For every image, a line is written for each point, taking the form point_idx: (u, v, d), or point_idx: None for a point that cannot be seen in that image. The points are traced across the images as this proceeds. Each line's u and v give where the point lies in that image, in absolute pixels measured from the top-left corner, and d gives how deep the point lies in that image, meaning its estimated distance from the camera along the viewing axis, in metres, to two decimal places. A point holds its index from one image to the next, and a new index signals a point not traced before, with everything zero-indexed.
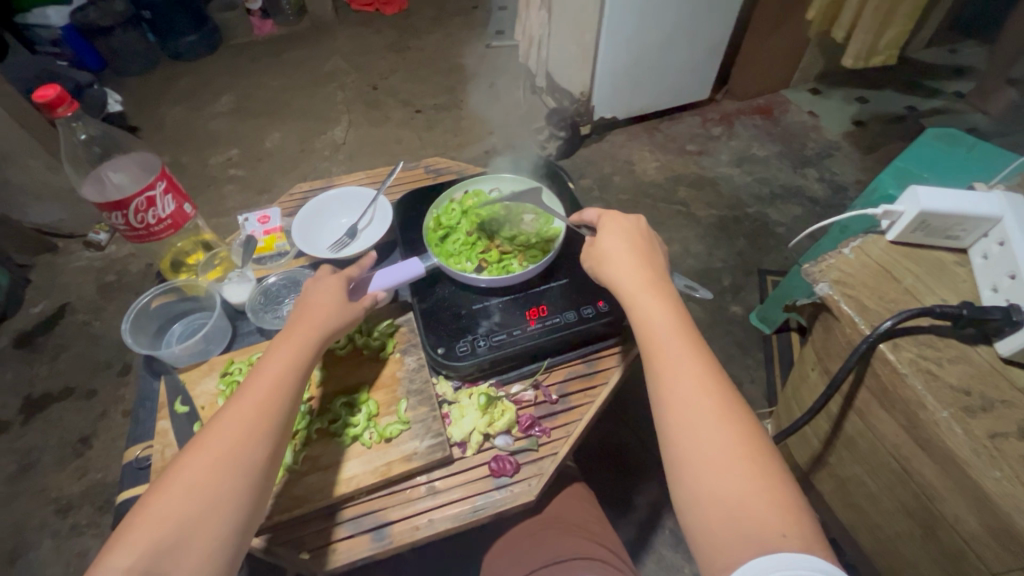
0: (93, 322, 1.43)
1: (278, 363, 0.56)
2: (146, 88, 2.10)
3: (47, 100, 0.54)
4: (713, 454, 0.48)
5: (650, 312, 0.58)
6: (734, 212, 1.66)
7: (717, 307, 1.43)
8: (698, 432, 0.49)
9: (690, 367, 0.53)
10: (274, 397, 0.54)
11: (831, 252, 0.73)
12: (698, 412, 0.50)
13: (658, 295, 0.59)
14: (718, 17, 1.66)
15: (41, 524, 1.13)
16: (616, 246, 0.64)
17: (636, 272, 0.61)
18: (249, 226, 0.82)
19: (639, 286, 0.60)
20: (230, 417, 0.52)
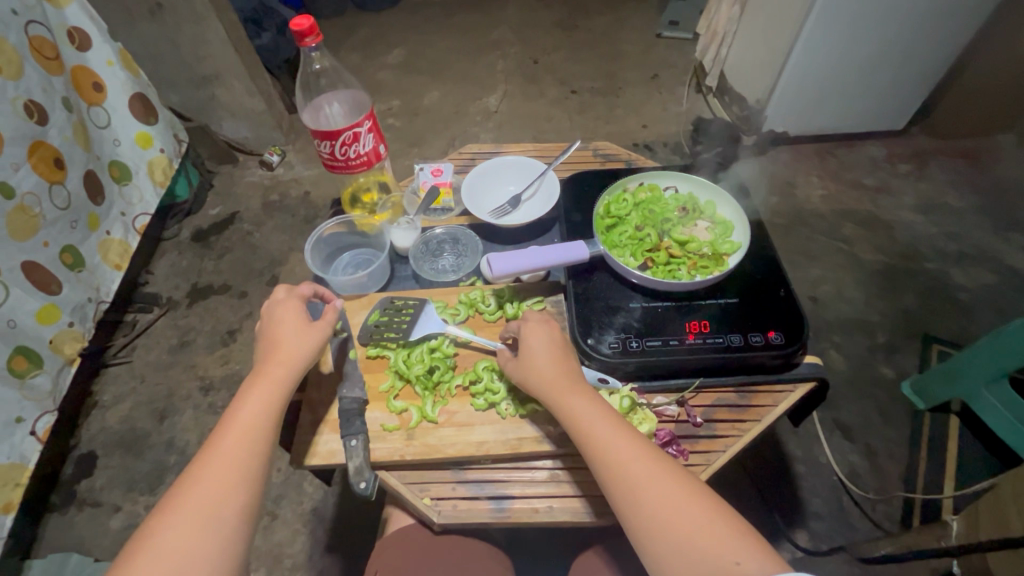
0: (254, 233, 1.61)
1: (257, 402, 0.56)
2: (332, 32, 2.27)
3: (301, 30, 0.58)
4: (672, 515, 0.48)
5: (571, 401, 0.55)
6: (906, 264, 1.45)
7: (863, 364, 1.27)
8: (650, 498, 0.49)
9: (618, 441, 0.53)
10: (264, 417, 0.56)
11: None
12: (647, 481, 0.50)
13: (573, 374, 0.57)
14: (944, 37, 1.44)
15: (187, 395, 1.30)
16: (535, 332, 0.60)
17: (552, 365, 0.57)
18: (421, 176, 0.85)
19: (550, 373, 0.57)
20: (220, 449, 0.54)
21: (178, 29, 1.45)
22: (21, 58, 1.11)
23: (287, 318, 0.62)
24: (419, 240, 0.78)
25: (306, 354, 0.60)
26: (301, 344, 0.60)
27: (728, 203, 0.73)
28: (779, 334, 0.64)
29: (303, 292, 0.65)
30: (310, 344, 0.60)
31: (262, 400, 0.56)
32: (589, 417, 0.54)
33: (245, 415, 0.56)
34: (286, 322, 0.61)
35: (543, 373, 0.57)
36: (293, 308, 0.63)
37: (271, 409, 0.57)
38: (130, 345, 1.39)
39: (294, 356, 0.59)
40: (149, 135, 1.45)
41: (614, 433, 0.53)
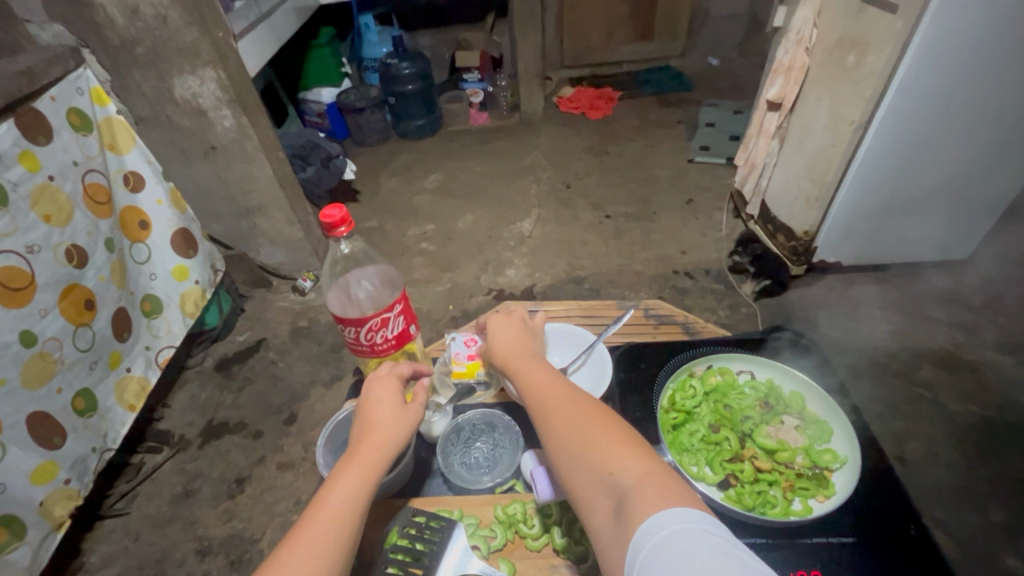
0: (278, 363, 1.55)
1: (344, 489, 0.49)
2: (374, 159, 2.40)
3: (332, 221, 0.53)
4: (573, 433, 0.50)
5: (514, 357, 0.61)
6: (1005, 417, 1.25)
7: (981, 552, 1.03)
8: (555, 419, 0.52)
9: (537, 378, 0.58)
10: (353, 511, 0.49)
11: None
12: (553, 408, 0.53)
13: (515, 338, 0.64)
14: (1003, 168, 1.37)
15: (181, 560, 1.15)
16: (498, 321, 0.67)
17: (506, 334, 0.65)
18: (454, 345, 0.73)
19: (496, 337, 0.65)
20: (299, 551, 0.46)
21: (228, 168, 1.51)
22: (72, 205, 1.13)
23: (383, 399, 0.56)
24: (449, 427, 0.67)
25: (399, 436, 0.54)
26: (397, 424, 0.55)
27: (820, 397, 0.61)
28: None
29: (404, 371, 0.60)
30: (407, 430, 0.55)
31: (351, 487, 0.50)
32: (515, 359, 0.61)
33: (330, 504, 0.49)
34: (381, 401, 0.56)
35: (500, 344, 0.64)
36: (394, 380, 0.58)
37: (361, 505, 0.49)
38: (130, 494, 1.28)
39: (390, 439, 0.54)
40: (185, 268, 1.45)
41: (535, 372, 0.59)
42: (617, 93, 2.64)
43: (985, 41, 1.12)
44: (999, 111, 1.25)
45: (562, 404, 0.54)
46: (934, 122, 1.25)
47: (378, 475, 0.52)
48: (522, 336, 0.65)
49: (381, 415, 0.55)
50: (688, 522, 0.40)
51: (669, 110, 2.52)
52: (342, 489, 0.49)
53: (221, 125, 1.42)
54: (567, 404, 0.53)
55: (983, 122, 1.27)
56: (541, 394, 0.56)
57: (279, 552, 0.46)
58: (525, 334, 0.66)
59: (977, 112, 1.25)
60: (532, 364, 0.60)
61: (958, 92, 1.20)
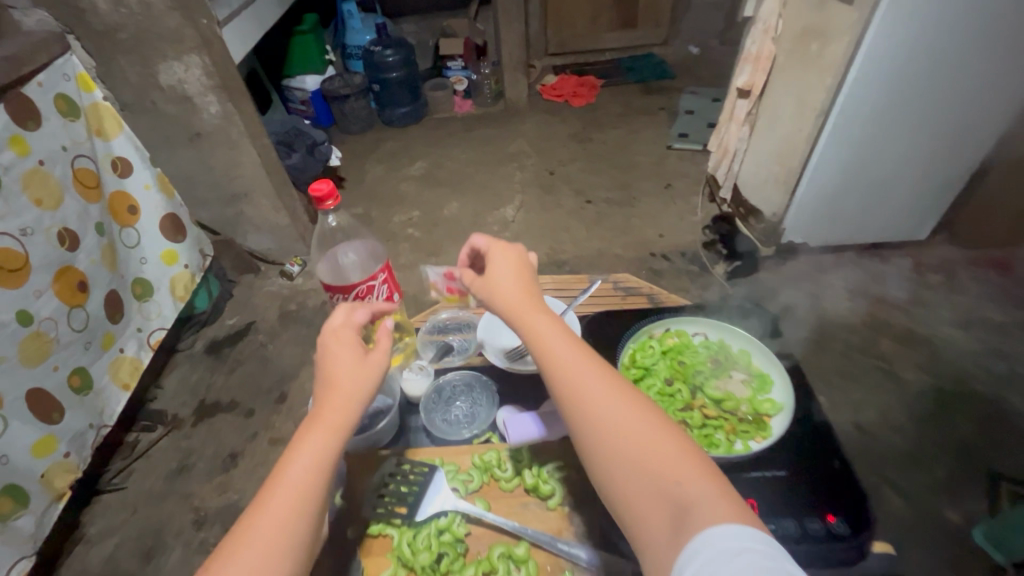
0: (268, 345, 1.59)
1: (311, 451, 0.51)
2: (360, 147, 2.42)
3: (320, 195, 0.58)
4: (609, 419, 0.49)
5: (539, 331, 0.55)
6: (954, 385, 1.34)
7: (926, 506, 1.12)
8: (591, 402, 0.50)
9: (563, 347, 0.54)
10: (320, 464, 0.50)
11: None
12: (586, 390, 0.51)
13: (526, 290, 0.58)
14: (957, 153, 1.46)
15: (179, 531, 1.21)
16: (498, 265, 0.60)
17: (519, 293, 0.58)
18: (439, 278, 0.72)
19: (499, 283, 0.59)
20: (274, 503, 0.48)
21: (214, 155, 1.54)
22: (62, 190, 1.16)
23: (343, 356, 0.55)
24: (430, 388, 0.73)
25: (360, 388, 0.54)
26: (358, 377, 0.54)
27: (764, 354, 0.68)
28: (841, 519, 0.55)
29: (359, 320, 0.59)
30: (368, 380, 0.55)
31: (315, 442, 0.51)
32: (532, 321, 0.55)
33: (298, 463, 0.50)
34: (340, 357, 0.55)
35: (511, 301, 0.57)
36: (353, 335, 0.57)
37: (329, 457, 0.51)
38: (126, 470, 1.33)
39: (351, 394, 0.54)
40: (174, 252, 1.49)
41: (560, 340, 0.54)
42: (600, 81, 2.69)
43: (937, 31, 1.19)
44: (951, 97, 1.33)
45: (594, 385, 0.51)
46: (891, 108, 1.32)
47: (342, 429, 0.53)
48: (526, 284, 0.59)
49: (341, 367, 0.55)
50: (754, 542, 0.40)
51: (650, 98, 2.57)
52: (308, 452, 0.51)
53: (206, 112, 1.45)
54: (600, 384, 0.51)
55: (937, 108, 1.35)
56: (570, 368, 0.52)
57: (257, 503, 0.49)
58: (530, 283, 0.59)
59: (931, 98, 1.32)
60: (553, 330, 0.55)
61: (914, 80, 1.28)
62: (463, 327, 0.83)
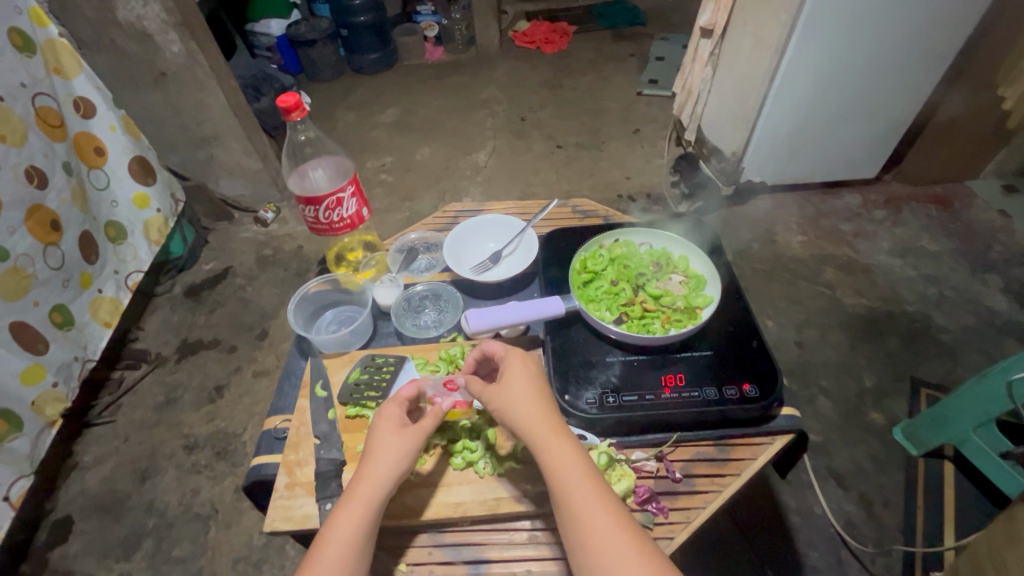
0: (246, 288, 1.62)
1: (341, 533, 0.52)
2: (329, 94, 2.39)
3: (287, 106, 0.62)
4: (605, 551, 0.49)
5: (563, 463, 0.53)
6: (888, 307, 1.47)
7: (853, 409, 1.26)
8: (590, 532, 0.50)
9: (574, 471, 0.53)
10: (358, 542, 0.51)
11: None
12: (588, 516, 0.50)
13: (546, 408, 0.57)
14: (906, 92, 1.52)
15: (171, 455, 1.28)
16: (517, 376, 0.58)
17: (542, 419, 0.56)
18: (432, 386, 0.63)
19: (518, 395, 0.57)
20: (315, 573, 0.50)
21: (180, 97, 1.52)
22: (26, 126, 1.15)
23: (382, 441, 0.56)
24: (401, 297, 0.80)
25: (400, 468, 0.55)
26: (398, 457, 0.55)
27: (700, 258, 0.76)
28: (753, 386, 0.65)
29: (404, 396, 0.60)
30: (401, 466, 0.55)
31: (356, 510, 0.53)
32: (544, 439, 0.55)
33: (329, 546, 0.51)
34: (381, 441, 0.56)
35: (533, 424, 0.56)
36: (395, 420, 0.57)
37: (370, 532, 0.53)
38: (115, 404, 1.38)
39: (380, 482, 0.54)
40: (146, 196, 1.48)
41: (573, 462, 0.54)
42: (573, 27, 2.67)
43: None
44: (901, 36, 1.38)
45: (597, 512, 0.51)
46: (844, 46, 1.37)
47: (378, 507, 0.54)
48: (544, 399, 0.58)
49: (382, 441, 0.56)
50: None
51: (622, 44, 2.57)
52: (340, 532, 0.52)
53: (168, 51, 1.42)
54: (603, 512, 0.51)
55: (888, 46, 1.40)
56: (574, 488, 0.52)
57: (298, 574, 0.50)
58: (549, 396, 0.58)
59: (881, 37, 1.37)
60: (568, 452, 0.54)
61: (867, 17, 1.32)
62: (431, 246, 0.89)
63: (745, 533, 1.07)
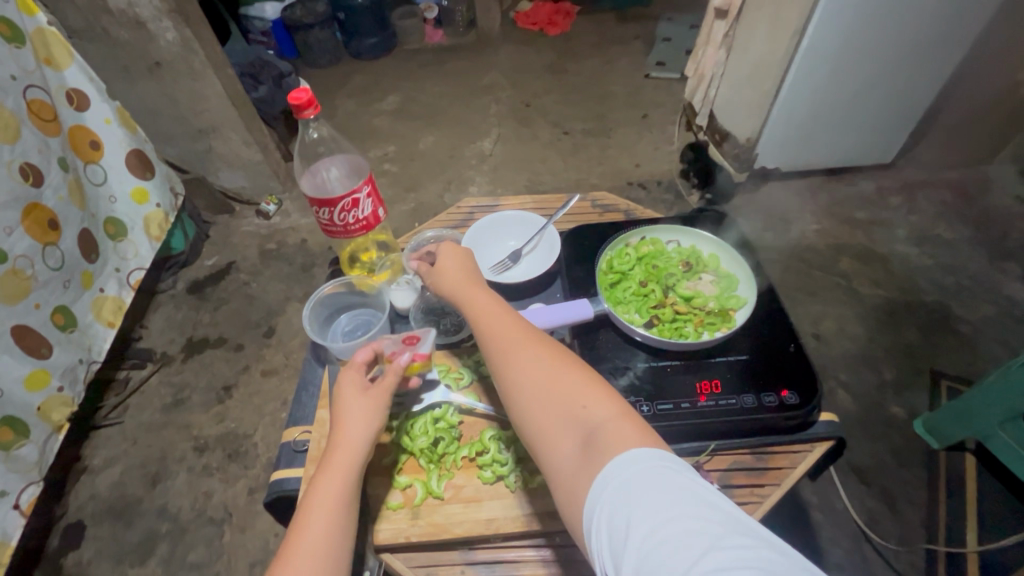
0: (251, 284, 1.59)
1: (324, 485, 0.51)
2: (328, 80, 2.32)
3: (299, 103, 0.59)
4: (545, 379, 0.51)
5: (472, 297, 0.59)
6: (907, 297, 1.44)
7: (873, 402, 1.24)
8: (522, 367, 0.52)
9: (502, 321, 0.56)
10: (345, 494, 0.51)
11: None
12: (516, 354, 0.53)
13: (464, 265, 0.63)
14: (926, 74, 1.48)
15: (181, 457, 1.26)
16: (444, 250, 0.65)
17: (459, 272, 0.62)
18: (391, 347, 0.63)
19: (447, 271, 0.63)
20: (304, 530, 0.49)
21: (176, 86, 1.47)
22: (19, 122, 1.10)
23: (347, 393, 0.57)
24: (420, 299, 0.76)
25: (373, 421, 0.56)
26: (368, 414, 0.56)
27: (731, 257, 0.73)
28: (792, 392, 0.62)
29: (361, 360, 0.59)
30: (378, 409, 0.56)
31: (336, 463, 0.53)
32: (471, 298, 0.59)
33: (315, 499, 0.51)
34: (345, 394, 0.57)
35: (451, 276, 0.62)
36: (358, 376, 0.58)
37: (351, 488, 0.52)
38: (122, 405, 1.36)
39: (356, 430, 0.54)
40: (144, 190, 1.44)
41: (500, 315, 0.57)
42: (576, 8, 2.58)
43: None
44: (924, 15, 1.33)
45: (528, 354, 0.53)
46: (866, 27, 1.32)
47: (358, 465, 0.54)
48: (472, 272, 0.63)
49: (350, 392, 0.57)
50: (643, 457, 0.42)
51: (627, 26, 2.49)
52: (326, 486, 0.51)
53: (163, 39, 1.36)
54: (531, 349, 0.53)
55: (911, 26, 1.34)
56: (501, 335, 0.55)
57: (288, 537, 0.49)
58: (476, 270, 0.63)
59: (905, 15, 1.32)
60: (493, 304, 0.58)
61: None
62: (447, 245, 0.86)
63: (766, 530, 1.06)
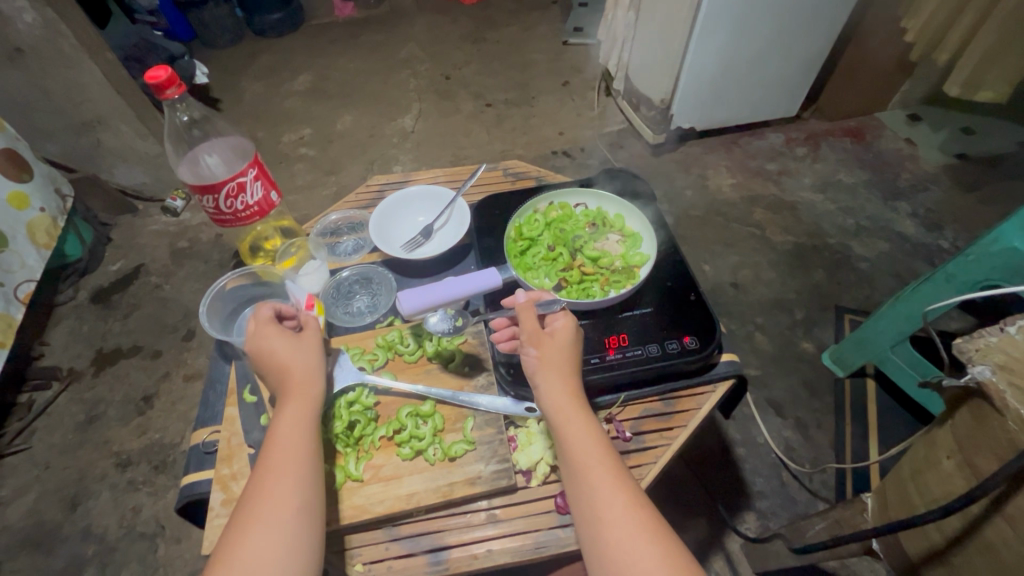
0: (163, 286, 1.49)
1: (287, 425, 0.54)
2: (231, 62, 2.16)
3: (158, 82, 0.56)
4: (614, 512, 0.48)
5: (553, 390, 0.55)
6: (814, 241, 1.54)
7: (787, 341, 1.33)
8: (605, 509, 0.49)
9: (594, 449, 0.52)
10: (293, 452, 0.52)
11: (991, 329, 0.54)
12: (604, 495, 0.49)
13: (564, 357, 0.57)
14: (822, 31, 1.53)
15: (101, 475, 1.18)
16: (543, 331, 0.57)
17: (558, 366, 0.56)
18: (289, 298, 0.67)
19: (552, 364, 0.56)
20: (269, 503, 0.49)
21: (46, 75, 1.30)
22: None
23: (273, 334, 0.58)
24: (330, 284, 0.75)
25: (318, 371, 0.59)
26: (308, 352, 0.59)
27: (635, 216, 0.75)
28: (694, 338, 0.66)
29: (269, 314, 0.59)
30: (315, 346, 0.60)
31: (301, 423, 0.54)
32: (567, 414, 0.54)
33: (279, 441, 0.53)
34: (272, 338, 0.58)
35: (545, 361, 0.56)
36: (265, 324, 0.58)
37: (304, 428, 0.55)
38: (28, 429, 1.25)
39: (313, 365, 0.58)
40: (23, 194, 1.29)
41: (591, 445, 0.53)
42: None
43: None
44: None
45: (613, 495, 0.49)
46: None
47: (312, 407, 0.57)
48: (574, 374, 0.57)
49: (284, 356, 0.57)
50: None
51: None
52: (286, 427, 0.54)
53: (20, 20, 1.19)
54: (619, 494, 0.49)
55: None
56: (593, 466, 0.51)
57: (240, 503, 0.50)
58: (579, 374, 0.57)
59: None
60: (585, 426, 0.54)
61: None
62: (356, 227, 0.84)
63: (696, 469, 1.13)
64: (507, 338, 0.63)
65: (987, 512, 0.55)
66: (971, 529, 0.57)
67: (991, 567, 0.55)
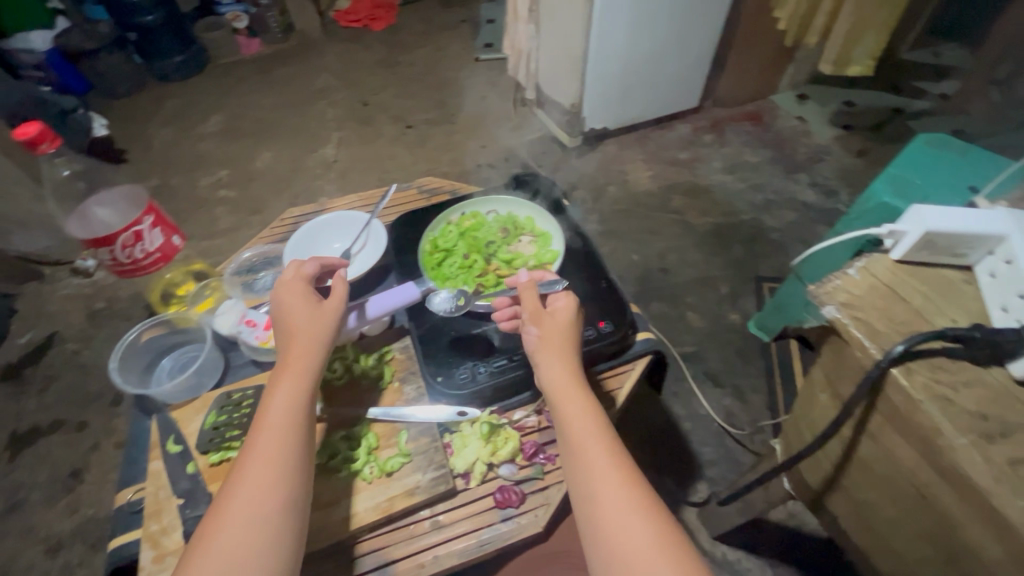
0: (82, 352, 1.40)
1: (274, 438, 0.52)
2: (135, 111, 2.07)
3: (28, 138, 0.56)
4: (606, 481, 0.50)
5: (552, 366, 0.58)
6: (729, 220, 1.65)
7: (716, 315, 1.41)
8: (599, 479, 0.50)
9: (590, 426, 0.54)
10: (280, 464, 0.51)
11: (836, 271, 0.59)
12: (598, 467, 0.51)
13: (563, 335, 0.59)
14: (706, 27, 1.66)
15: (30, 565, 1.09)
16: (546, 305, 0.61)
17: (558, 344, 0.59)
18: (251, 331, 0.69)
19: (552, 342, 0.59)
20: (250, 496, 0.49)
21: None
22: None
23: (298, 308, 0.59)
24: None
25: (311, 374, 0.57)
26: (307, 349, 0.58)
27: (544, 217, 0.79)
28: (608, 322, 0.70)
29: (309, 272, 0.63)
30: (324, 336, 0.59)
31: (288, 433, 0.53)
32: (565, 392, 0.56)
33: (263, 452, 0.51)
34: (296, 313, 0.59)
35: (545, 334, 0.59)
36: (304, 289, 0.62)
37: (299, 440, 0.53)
38: None
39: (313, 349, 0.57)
40: None
41: (587, 421, 0.54)
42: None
43: None
44: None
45: (606, 469, 0.51)
46: None
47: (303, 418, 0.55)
48: (573, 352, 0.60)
49: (304, 326, 0.58)
50: None
51: (451, 11, 2.51)
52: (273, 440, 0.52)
53: None
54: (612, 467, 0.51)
55: None
56: (588, 441, 0.53)
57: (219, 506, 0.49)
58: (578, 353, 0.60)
59: None
60: (581, 403, 0.55)
61: None
62: (272, 261, 0.82)
63: (647, 449, 1.18)
64: (509, 317, 0.66)
65: (856, 434, 0.60)
66: (849, 450, 0.63)
67: (871, 482, 0.61)
